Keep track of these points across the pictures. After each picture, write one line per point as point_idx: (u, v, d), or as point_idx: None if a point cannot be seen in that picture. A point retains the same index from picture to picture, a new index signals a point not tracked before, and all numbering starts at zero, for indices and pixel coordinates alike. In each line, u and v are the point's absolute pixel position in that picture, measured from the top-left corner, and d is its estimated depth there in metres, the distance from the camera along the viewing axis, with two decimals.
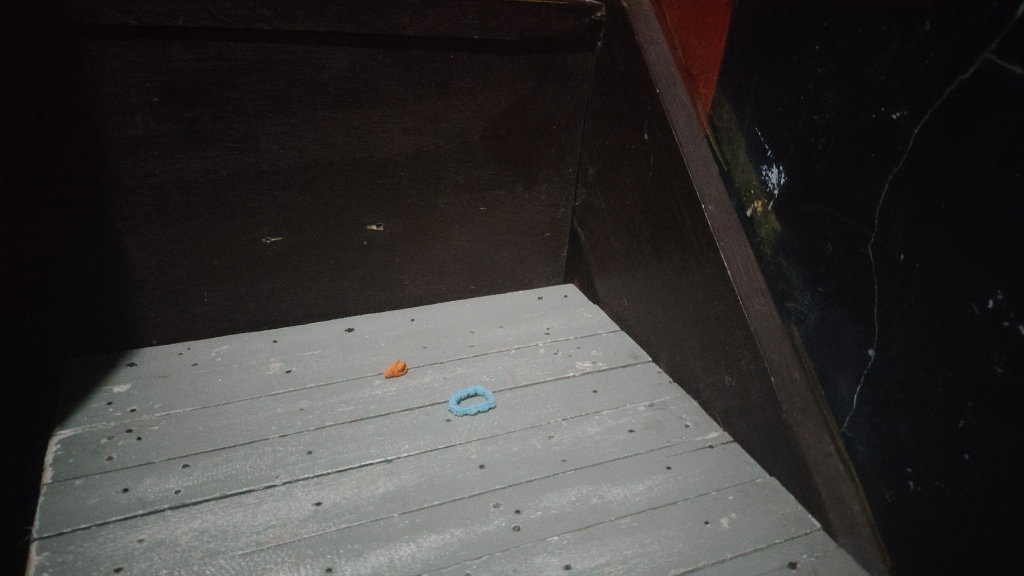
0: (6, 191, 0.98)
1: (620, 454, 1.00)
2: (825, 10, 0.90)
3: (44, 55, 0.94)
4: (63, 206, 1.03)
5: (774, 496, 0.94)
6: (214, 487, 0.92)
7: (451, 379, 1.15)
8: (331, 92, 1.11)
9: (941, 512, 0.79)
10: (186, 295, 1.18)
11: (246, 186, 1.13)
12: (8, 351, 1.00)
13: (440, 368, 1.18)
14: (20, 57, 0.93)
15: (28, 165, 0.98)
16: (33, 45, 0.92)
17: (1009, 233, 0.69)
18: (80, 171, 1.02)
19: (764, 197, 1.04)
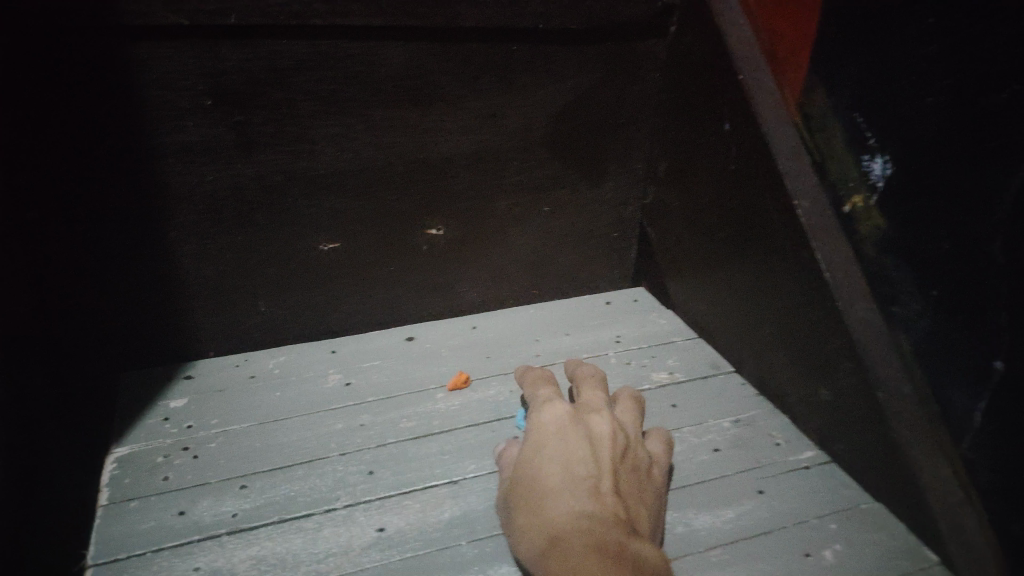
0: (59, 202, 0.95)
1: (706, 477, 0.91)
2: None
3: (92, 60, 0.90)
4: (117, 216, 1.00)
5: (882, 525, 0.85)
6: (271, 510, 0.86)
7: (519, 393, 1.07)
8: (388, 90, 1.05)
9: None
10: (242, 305, 1.14)
11: (301, 191, 1.08)
12: (63, 367, 0.97)
13: (506, 382, 1.10)
14: (68, 63, 0.89)
15: (80, 174, 0.95)
16: (81, 50, 0.89)
17: None
18: (133, 179, 0.99)
19: (864, 191, 0.94)
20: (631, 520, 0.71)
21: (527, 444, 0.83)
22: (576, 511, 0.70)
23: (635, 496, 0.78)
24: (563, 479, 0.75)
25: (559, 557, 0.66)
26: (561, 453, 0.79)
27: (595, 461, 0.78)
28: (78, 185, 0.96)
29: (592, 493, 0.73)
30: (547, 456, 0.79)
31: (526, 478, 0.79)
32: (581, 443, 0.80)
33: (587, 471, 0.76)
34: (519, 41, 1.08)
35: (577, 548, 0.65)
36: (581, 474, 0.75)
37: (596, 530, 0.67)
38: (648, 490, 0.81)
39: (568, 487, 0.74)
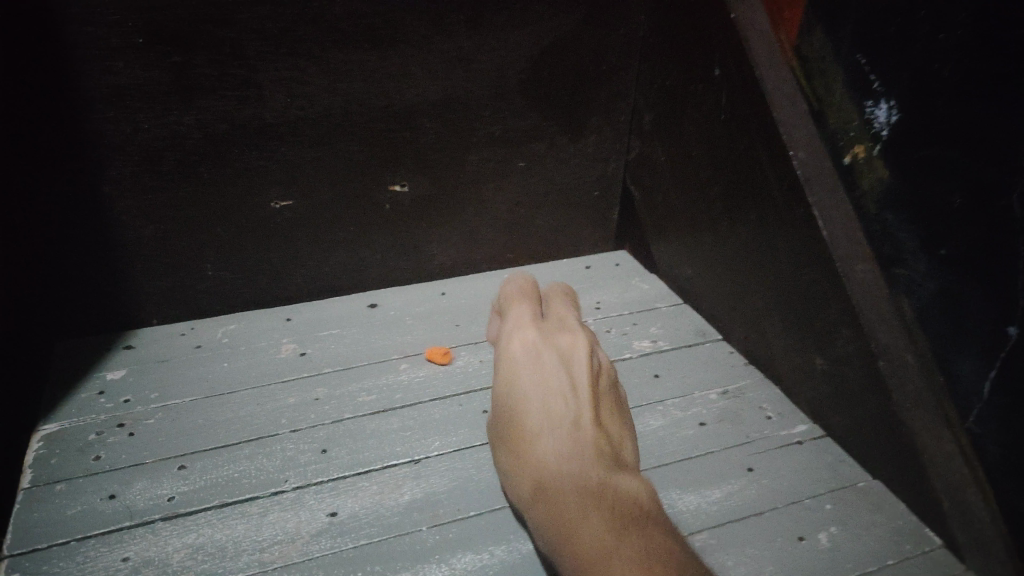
0: None
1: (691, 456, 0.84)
2: None
3: None
4: (42, 167, 0.89)
5: (881, 505, 0.78)
6: (212, 494, 0.78)
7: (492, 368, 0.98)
8: (345, 30, 0.95)
9: None
10: (188, 268, 1.04)
11: (250, 142, 0.98)
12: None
13: (475, 353, 1.02)
14: None
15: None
16: None
17: None
18: (58, 125, 0.88)
19: (867, 141, 0.87)
20: (613, 453, 0.70)
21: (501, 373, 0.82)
22: (561, 443, 0.69)
23: (613, 424, 0.77)
24: (543, 413, 0.73)
25: (548, 495, 0.65)
26: (539, 385, 0.77)
27: (573, 396, 0.75)
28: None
29: (574, 428, 0.71)
30: (524, 385, 0.78)
31: (507, 414, 0.77)
32: (558, 375, 0.78)
33: (567, 405, 0.74)
34: None
35: (563, 485, 0.64)
36: (561, 407, 0.74)
37: (579, 464, 0.66)
38: (623, 418, 0.80)
39: (548, 421, 0.72)
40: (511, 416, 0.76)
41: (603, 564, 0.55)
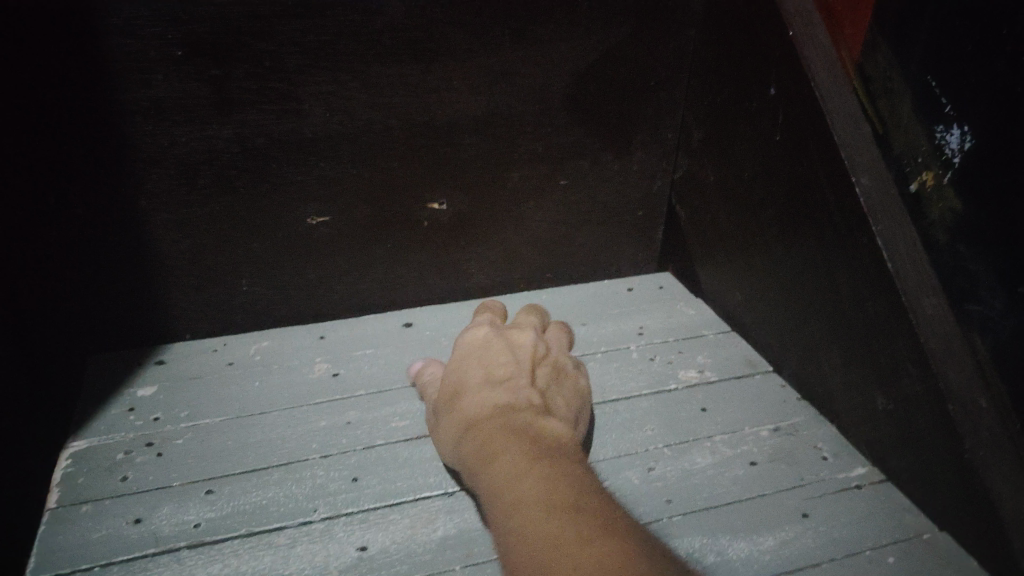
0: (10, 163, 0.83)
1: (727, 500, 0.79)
2: None
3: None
4: (79, 179, 0.88)
5: (950, 560, 0.72)
6: (239, 521, 0.75)
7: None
8: (387, 43, 0.92)
9: None
10: (223, 283, 1.02)
11: (287, 157, 0.96)
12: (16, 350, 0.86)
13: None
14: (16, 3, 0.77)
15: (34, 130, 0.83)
16: None
17: None
18: (97, 136, 0.87)
19: (935, 167, 0.82)
20: (547, 406, 0.76)
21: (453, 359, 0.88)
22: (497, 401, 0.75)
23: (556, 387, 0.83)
24: (483, 378, 0.79)
25: (478, 434, 0.71)
26: (483, 358, 0.83)
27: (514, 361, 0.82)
28: (35, 141, 0.84)
29: (510, 386, 0.77)
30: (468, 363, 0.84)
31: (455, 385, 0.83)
32: (501, 349, 0.84)
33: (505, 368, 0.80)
34: None
35: (491, 428, 0.71)
36: (501, 374, 0.80)
37: (513, 416, 0.72)
38: (570, 389, 0.85)
39: (487, 385, 0.78)
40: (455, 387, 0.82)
41: (519, 495, 0.60)
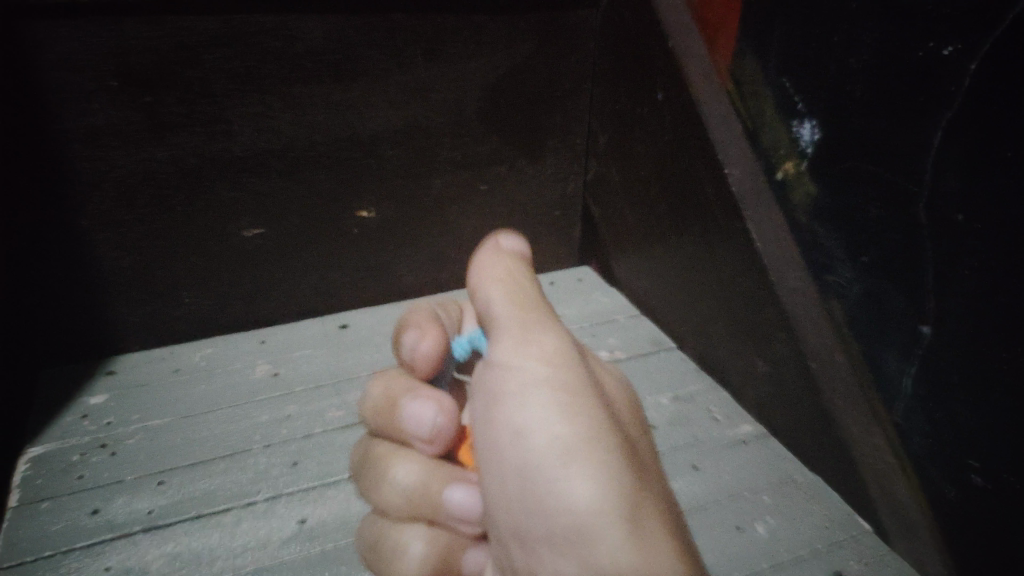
0: None
1: (508, 530, 0.57)
2: None
3: None
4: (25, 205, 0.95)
5: (814, 496, 0.86)
6: (189, 506, 0.83)
7: (539, 341, 0.58)
8: (307, 66, 1.01)
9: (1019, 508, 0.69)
10: (166, 295, 1.09)
11: (221, 174, 1.03)
12: None
13: (547, 319, 0.60)
14: None
15: None
16: None
17: None
18: (40, 165, 0.94)
19: (795, 157, 0.92)
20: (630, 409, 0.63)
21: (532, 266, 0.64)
22: (624, 396, 0.65)
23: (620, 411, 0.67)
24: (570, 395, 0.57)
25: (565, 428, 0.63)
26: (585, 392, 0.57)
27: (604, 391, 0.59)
28: None
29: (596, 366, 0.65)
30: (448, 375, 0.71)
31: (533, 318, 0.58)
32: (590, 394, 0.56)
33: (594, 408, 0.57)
34: (445, 11, 1.05)
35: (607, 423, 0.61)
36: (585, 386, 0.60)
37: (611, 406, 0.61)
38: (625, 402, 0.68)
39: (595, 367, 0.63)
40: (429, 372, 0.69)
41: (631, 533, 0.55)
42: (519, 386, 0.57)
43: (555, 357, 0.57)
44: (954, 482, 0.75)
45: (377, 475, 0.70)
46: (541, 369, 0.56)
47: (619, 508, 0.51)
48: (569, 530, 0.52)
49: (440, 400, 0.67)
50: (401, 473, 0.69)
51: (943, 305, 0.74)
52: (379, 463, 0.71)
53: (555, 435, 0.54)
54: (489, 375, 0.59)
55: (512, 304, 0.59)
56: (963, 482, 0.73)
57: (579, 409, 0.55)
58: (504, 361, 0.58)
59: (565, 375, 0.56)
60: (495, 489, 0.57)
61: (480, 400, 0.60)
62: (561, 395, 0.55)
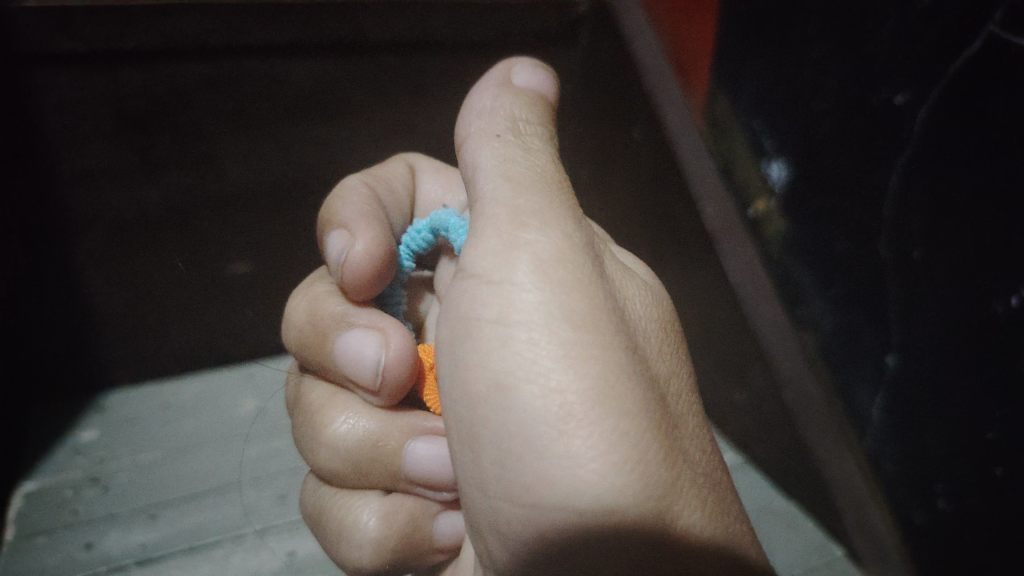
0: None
1: (483, 497, 0.64)
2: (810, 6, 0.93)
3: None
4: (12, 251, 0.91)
5: (792, 520, 0.91)
6: (179, 538, 0.88)
7: (533, 269, 0.60)
8: (292, 104, 0.92)
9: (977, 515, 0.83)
10: (138, 337, 1.00)
11: (210, 210, 0.93)
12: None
13: (546, 224, 0.62)
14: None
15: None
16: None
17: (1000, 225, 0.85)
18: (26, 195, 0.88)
19: (765, 195, 0.94)
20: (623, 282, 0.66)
21: (539, 111, 0.69)
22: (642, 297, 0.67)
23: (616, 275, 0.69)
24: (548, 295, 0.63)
25: None
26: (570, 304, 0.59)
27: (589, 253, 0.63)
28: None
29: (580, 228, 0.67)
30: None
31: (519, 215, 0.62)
32: (586, 317, 0.59)
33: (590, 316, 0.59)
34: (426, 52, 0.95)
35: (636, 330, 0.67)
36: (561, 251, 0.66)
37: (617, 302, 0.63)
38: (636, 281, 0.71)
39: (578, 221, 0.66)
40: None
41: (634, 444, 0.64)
42: (516, 323, 0.60)
43: (550, 277, 0.60)
44: (922, 505, 0.86)
45: (326, 430, 0.87)
46: (537, 298, 0.60)
47: (628, 486, 0.56)
48: (561, 515, 0.57)
49: (378, 327, 0.80)
50: (346, 426, 0.86)
51: (908, 331, 0.86)
52: (324, 415, 0.88)
53: (553, 393, 0.58)
54: (475, 293, 0.63)
55: (517, 188, 0.63)
56: (931, 505, 0.86)
57: (586, 362, 0.57)
58: (496, 279, 0.61)
59: (567, 313, 0.59)
60: (474, 452, 0.64)
61: (465, 328, 0.64)
62: (563, 342, 0.58)
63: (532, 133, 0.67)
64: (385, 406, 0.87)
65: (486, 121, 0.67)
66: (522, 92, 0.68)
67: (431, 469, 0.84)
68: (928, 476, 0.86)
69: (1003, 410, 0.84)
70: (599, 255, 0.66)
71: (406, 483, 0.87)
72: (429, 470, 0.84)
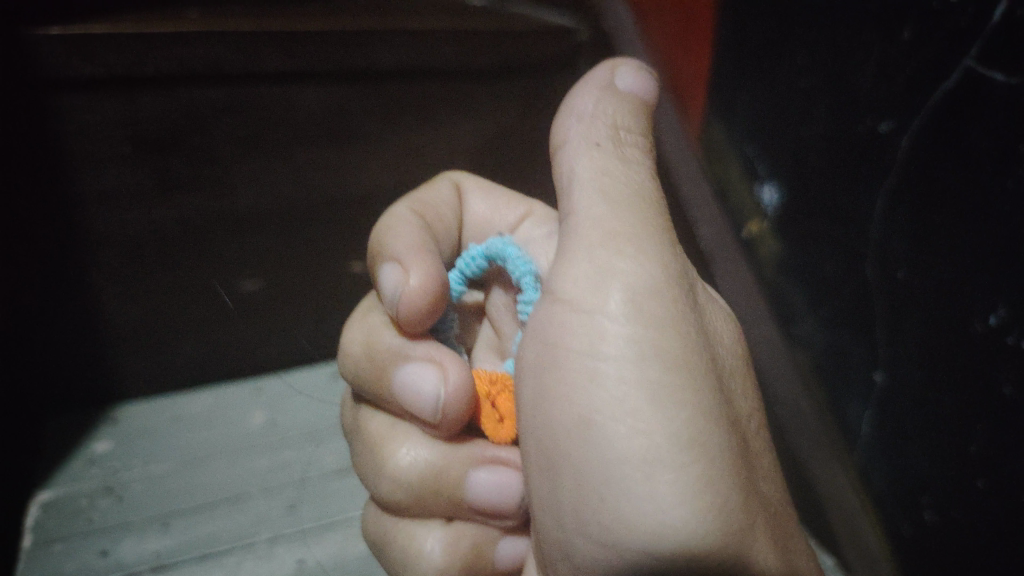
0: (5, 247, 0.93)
1: (556, 527, 0.55)
2: (798, 41, 0.99)
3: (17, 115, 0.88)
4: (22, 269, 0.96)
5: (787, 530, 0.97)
6: (192, 547, 0.91)
7: (625, 293, 0.53)
8: (306, 128, 0.99)
9: (960, 531, 0.87)
10: (167, 344, 1.08)
11: (223, 232, 1.02)
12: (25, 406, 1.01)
13: (644, 249, 0.54)
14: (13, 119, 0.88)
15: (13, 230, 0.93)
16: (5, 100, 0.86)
17: (1009, 240, 0.79)
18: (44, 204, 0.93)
19: (758, 217, 1.07)
20: (707, 313, 0.59)
21: (642, 119, 0.61)
22: (730, 340, 0.61)
23: (707, 311, 0.60)
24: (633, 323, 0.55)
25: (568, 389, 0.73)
26: (660, 328, 0.52)
27: (680, 281, 0.56)
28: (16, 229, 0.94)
29: (671, 243, 0.57)
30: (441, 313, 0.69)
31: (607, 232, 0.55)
32: (675, 345, 0.51)
33: (683, 345, 0.52)
34: (437, 75, 1.00)
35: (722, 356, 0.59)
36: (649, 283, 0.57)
37: (709, 342, 0.56)
38: (717, 322, 0.61)
39: (671, 245, 0.57)
40: (416, 315, 0.66)
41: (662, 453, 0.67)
42: (601, 355, 0.52)
43: (641, 304, 0.52)
44: (911, 520, 0.93)
45: (379, 461, 0.68)
46: (622, 327, 0.52)
47: (706, 527, 0.47)
48: (644, 558, 0.48)
49: (437, 358, 0.66)
50: (407, 457, 0.67)
51: (894, 353, 0.91)
52: (379, 443, 0.69)
53: (639, 429, 0.49)
54: (565, 321, 0.55)
55: (604, 196, 0.57)
56: (918, 517, 0.92)
57: (675, 398, 0.49)
58: (586, 309, 0.54)
59: (660, 344, 0.51)
60: (548, 485, 0.55)
61: (547, 357, 0.55)
62: (646, 370, 0.50)
63: (631, 143, 0.60)
64: (445, 437, 0.67)
65: (587, 125, 0.59)
66: (623, 97, 0.61)
67: (498, 499, 0.65)
68: (913, 491, 0.92)
69: (984, 427, 0.83)
70: (691, 285, 0.59)
71: (471, 508, 0.66)
72: (495, 499, 0.65)
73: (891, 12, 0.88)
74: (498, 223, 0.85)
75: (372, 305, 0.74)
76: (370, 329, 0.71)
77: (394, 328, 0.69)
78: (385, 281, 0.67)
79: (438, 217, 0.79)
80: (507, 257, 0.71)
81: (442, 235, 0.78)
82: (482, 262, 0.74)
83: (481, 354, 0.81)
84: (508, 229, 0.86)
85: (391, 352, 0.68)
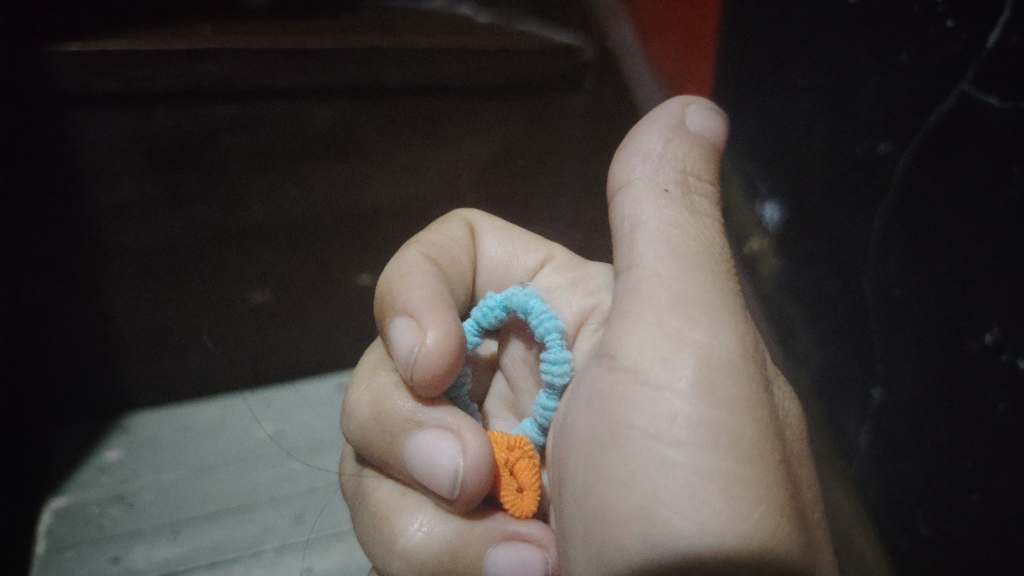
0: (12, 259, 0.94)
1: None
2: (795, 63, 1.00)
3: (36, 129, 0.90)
4: (34, 277, 0.97)
5: None
6: (202, 553, 0.93)
7: (695, 373, 0.55)
8: (317, 148, 1.01)
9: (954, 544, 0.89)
10: (173, 352, 1.11)
11: (218, 245, 1.05)
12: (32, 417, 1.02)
13: (716, 323, 0.57)
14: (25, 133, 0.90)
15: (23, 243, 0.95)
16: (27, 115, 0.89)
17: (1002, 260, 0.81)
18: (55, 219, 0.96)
19: (760, 234, 1.07)
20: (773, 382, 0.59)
21: (709, 165, 0.63)
22: (796, 401, 0.62)
23: (773, 378, 0.60)
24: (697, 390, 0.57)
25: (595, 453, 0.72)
26: (730, 408, 0.53)
27: (748, 350, 0.57)
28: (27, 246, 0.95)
29: (739, 310, 0.59)
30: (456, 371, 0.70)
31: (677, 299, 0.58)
32: (745, 425, 0.53)
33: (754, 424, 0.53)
34: (444, 96, 1.03)
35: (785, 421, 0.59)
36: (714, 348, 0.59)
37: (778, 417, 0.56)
38: (784, 394, 0.61)
39: (736, 309, 0.59)
40: (434, 376, 0.66)
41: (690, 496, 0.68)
42: (666, 438, 0.54)
43: (713, 383, 0.54)
44: (906, 534, 0.95)
45: (390, 534, 0.68)
46: (688, 404, 0.54)
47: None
48: None
49: (454, 426, 0.66)
50: (419, 532, 0.66)
51: (888, 372, 0.94)
52: (389, 515, 0.69)
53: (702, 507, 0.51)
54: (630, 392, 0.58)
55: (675, 256, 0.59)
56: (913, 530, 0.94)
57: (747, 491, 0.51)
58: (654, 382, 0.56)
59: (730, 427, 0.53)
60: (599, 543, 0.57)
61: (610, 428, 0.59)
62: (713, 454, 0.52)
63: (701, 191, 0.62)
64: (461, 512, 0.66)
65: (653, 170, 0.62)
66: (694, 139, 0.62)
67: None
68: (908, 504, 0.94)
69: (977, 441, 0.85)
70: (763, 358, 0.59)
71: None
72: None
73: (886, 35, 0.89)
74: (515, 270, 0.85)
75: (382, 361, 0.74)
76: (381, 391, 0.71)
77: (409, 393, 0.69)
78: (403, 337, 0.67)
79: (450, 262, 0.79)
80: (528, 309, 0.73)
81: (453, 277, 0.79)
82: (500, 313, 0.74)
83: (495, 411, 0.83)
84: (526, 276, 0.85)
85: (404, 419, 0.68)
